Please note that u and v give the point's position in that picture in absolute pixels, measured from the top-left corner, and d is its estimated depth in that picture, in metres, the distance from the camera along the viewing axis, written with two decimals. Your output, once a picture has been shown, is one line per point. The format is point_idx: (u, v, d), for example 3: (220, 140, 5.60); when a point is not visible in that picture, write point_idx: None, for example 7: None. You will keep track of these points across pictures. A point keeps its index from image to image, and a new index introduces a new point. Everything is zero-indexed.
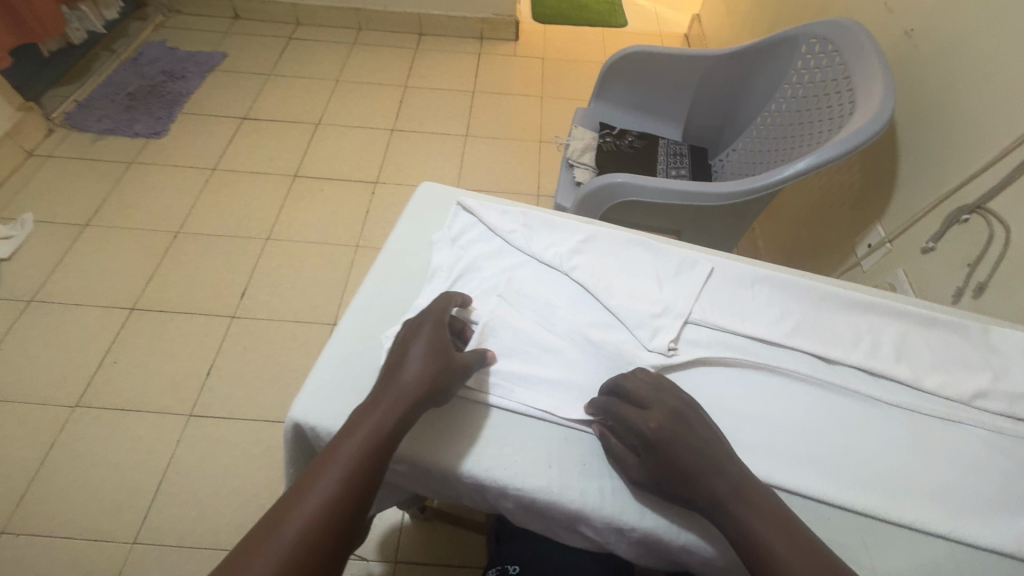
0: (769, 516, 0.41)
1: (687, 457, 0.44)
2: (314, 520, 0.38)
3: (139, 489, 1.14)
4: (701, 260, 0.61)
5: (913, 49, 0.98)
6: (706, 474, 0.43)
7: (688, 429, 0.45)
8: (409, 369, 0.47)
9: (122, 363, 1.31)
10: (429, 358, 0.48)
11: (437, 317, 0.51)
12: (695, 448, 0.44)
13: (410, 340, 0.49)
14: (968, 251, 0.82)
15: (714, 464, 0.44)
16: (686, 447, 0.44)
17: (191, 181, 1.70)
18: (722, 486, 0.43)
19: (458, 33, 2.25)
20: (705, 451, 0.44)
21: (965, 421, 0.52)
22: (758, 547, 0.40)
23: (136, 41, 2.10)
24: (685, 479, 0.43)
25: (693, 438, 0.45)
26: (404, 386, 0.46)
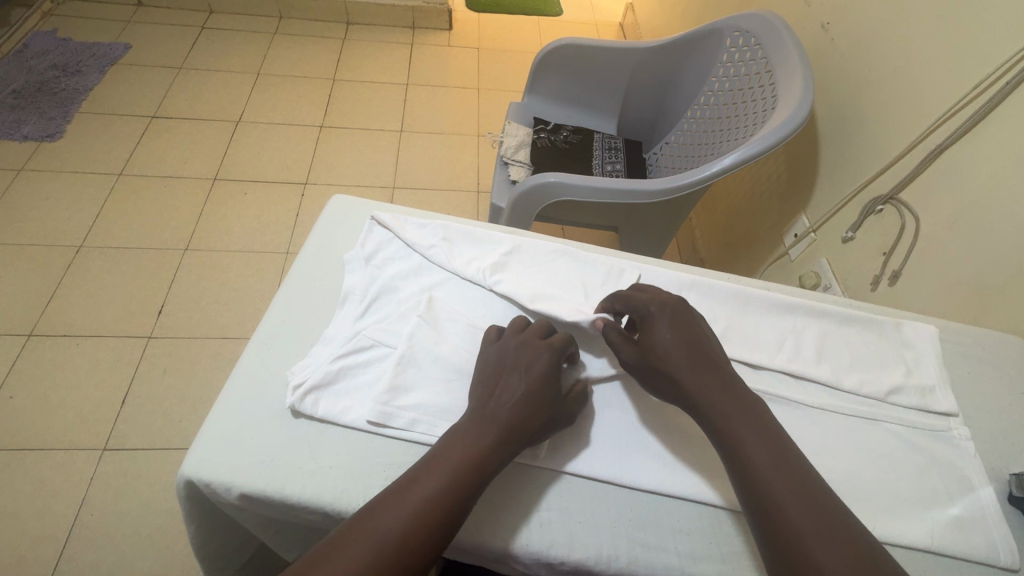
0: (744, 408, 0.44)
1: (677, 351, 0.47)
2: (423, 507, 0.39)
3: (47, 537, 1.03)
4: (628, 268, 0.60)
5: (829, 42, 1.01)
6: (694, 369, 0.46)
7: (687, 326, 0.48)
8: (519, 389, 0.46)
9: (19, 398, 1.17)
10: (542, 371, 0.47)
11: (536, 329, 0.51)
12: (686, 343, 0.47)
13: (516, 351, 0.49)
14: (884, 240, 0.85)
15: (702, 359, 0.47)
16: (681, 339, 0.47)
17: (94, 189, 1.54)
18: (707, 381, 0.45)
19: (388, 22, 2.15)
20: (694, 345, 0.47)
21: (883, 418, 0.53)
22: (733, 437, 0.43)
23: (20, 31, 1.87)
24: (675, 370, 0.46)
25: (686, 329, 0.48)
26: (517, 395, 0.45)
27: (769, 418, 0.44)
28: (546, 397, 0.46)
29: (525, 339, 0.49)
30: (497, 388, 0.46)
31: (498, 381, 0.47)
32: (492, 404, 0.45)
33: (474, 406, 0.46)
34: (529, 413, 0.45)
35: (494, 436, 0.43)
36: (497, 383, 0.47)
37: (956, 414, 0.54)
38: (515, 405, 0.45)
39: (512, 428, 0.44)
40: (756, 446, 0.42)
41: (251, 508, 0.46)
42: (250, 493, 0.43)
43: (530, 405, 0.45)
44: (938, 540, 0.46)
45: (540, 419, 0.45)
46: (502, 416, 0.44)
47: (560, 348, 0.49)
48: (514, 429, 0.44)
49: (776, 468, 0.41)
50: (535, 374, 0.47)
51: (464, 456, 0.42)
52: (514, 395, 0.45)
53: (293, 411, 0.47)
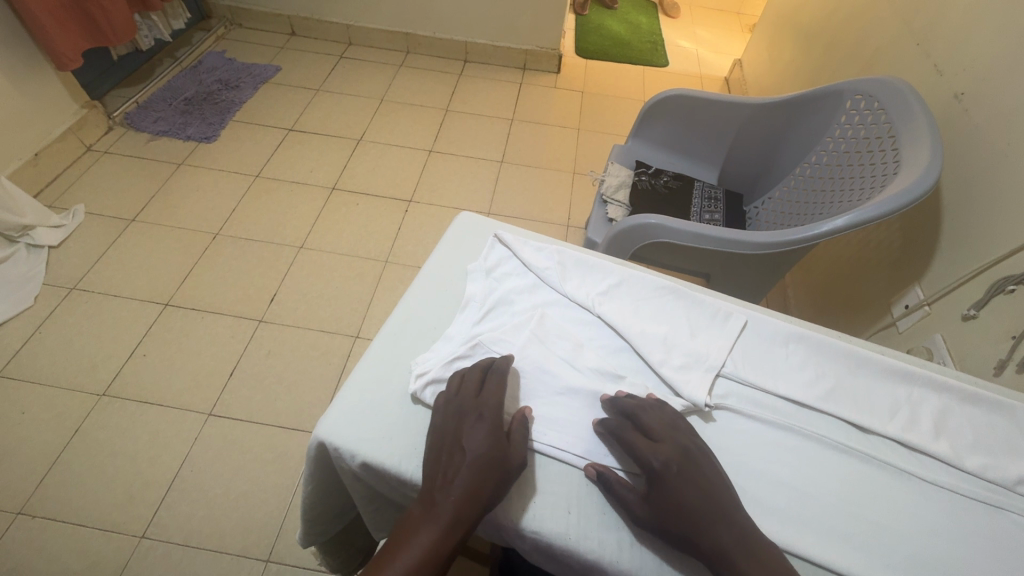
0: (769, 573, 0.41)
1: (688, 499, 0.44)
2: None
3: (152, 484, 1.15)
4: (735, 312, 0.61)
5: (962, 113, 0.97)
6: (712, 518, 0.43)
7: (696, 470, 0.46)
8: (458, 460, 0.45)
9: (151, 357, 1.35)
10: (484, 440, 0.46)
11: (474, 389, 0.50)
12: (702, 489, 0.45)
13: (452, 414, 0.48)
14: (1013, 323, 0.79)
15: (724, 513, 0.44)
16: (693, 486, 0.45)
17: (234, 186, 1.77)
18: (729, 541, 0.42)
19: (502, 63, 2.31)
20: (709, 494, 0.45)
21: (1007, 507, 0.50)
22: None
23: (198, 51, 2.22)
24: (692, 519, 0.43)
25: (698, 475, 0.46)
26: (459, 472, 0.44)
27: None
28: (491, 459, 0.45)
29: (461, 402, 0.49)
30: (442, 460, 0.46)
31: (443, 455, 0.46)
32: (442, 472, 0.45)
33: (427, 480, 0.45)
34: (479, 480, 0.44)
35: (450, 516, 0.42)
36: (442, 456, 0.46)
37: None
38: (462, 479, 0.44)
39: (470, 503, 0.43)
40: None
41: (366, 478, 0.51)
42: (370, 461, 0.49)
43: (479, 473, 0.44)
44: None
45: (492, 480, 0.45)
46: (450, 492, 0.43)
47: (496, 405, 0.49)
48: (471, 500, 0.43)
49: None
50: (476, 443, 0.46)
51: (428, 543, 0.42)
52: (461, 465, 0.45)
53: (413, 398, 0.53)
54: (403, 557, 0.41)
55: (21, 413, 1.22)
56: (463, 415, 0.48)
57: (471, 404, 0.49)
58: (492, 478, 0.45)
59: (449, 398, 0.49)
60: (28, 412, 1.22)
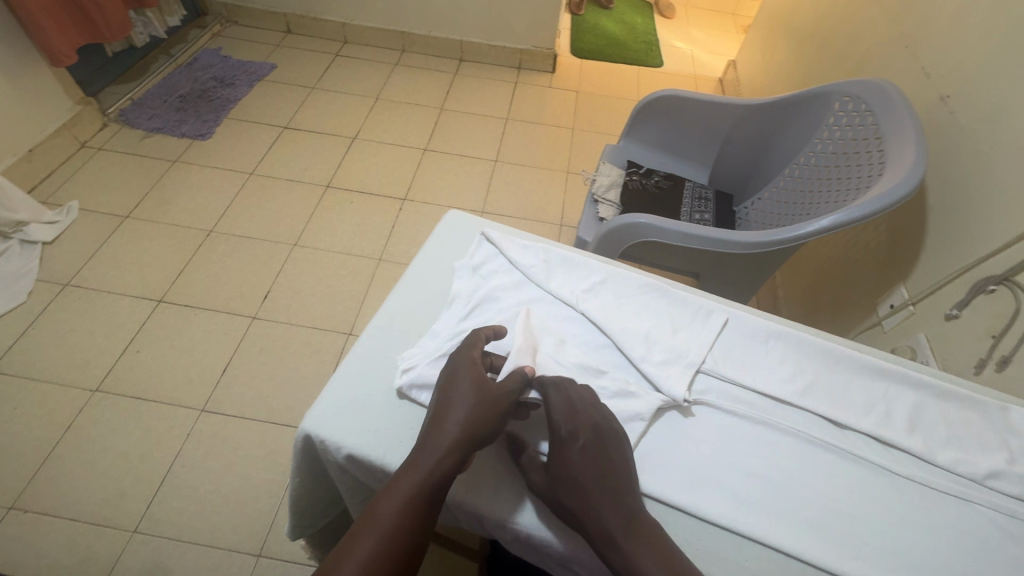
0: (653, 548, 0.43)
1: (586, 474, 0.46)
2: (396, 526, 0.41)
3: (144, 480, 1.16)
4: (717, 310, 0.62)
5: (948, 115, 0.99)
6: (603, 495, 0.45)
7: (602, 448, 0.48)
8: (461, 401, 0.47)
9: (144, 353, 1.35)
10: (480, 379, 0.49)
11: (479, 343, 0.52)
12: (596, 463, 0.47)
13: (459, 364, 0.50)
14: (992, 322, 0.81)
15: (610, 489, 0.46)
16: (593, 464, 0.47)
17: (229, 183, 1.77)
18: (615, 520, 0.44)
19: (497, 62, 2.32)
20: (602, 466, 0.47)
21: (977, 500, 0.51)
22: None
23: (193, 48, 2.22)
24: (584, 493, 0.45)
25: (597, 449, 0.48)
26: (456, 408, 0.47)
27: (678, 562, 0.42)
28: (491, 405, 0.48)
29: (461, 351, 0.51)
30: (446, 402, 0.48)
31: (443, 395, 0.48)
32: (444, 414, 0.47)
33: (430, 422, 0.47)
34: (476, 414, 0.47)
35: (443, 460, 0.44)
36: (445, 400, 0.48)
37: None
38: (463, 421, 0.46)
39: (461, 441, 0.45)
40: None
41: (351, 470, 0.52)
42: (355, 454, 0.50)
43: (475, 421, 0.46)
44: None
45: (488, 415, 0.47)
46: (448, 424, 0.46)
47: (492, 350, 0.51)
48: (468, 431, 0.46)
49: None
50: (473, 383, 0.48)
51: (421, 482, 0.43)
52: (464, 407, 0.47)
53: (399, 393, 0.54)
54: (403, 483, 0.43)
55: (13, 408, 1.22)
56: (467, 365, 0.50)
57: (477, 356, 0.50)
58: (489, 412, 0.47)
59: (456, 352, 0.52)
60: (20, 407, 1.23)
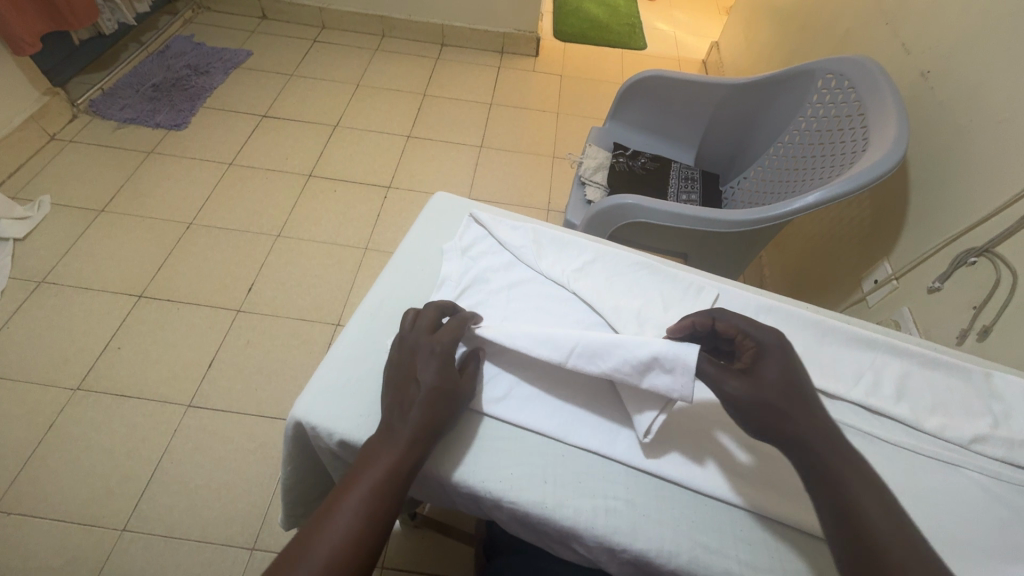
0: (858, 476, 0.42)
1: (784, 385, 0.46)
2: (355, 526, 0.40)
3: (131, 477, 1.14)
4: (707, 286, 0.63)
5: (929, 90, 1.00)
6: (797, 408, 0.45)
7: (794, 362, 0.47)
8: (421, 382, 0.47)
9: (126, 349, 1.32)
10: (437, 372, 0.48)
11: (431, 323, 0.51)
12: (790, 391, 0.45)
13: (411, 346, 0.49)
14: (974, 294, 0.82)
15: (810, 413, 0.45)
16: (786, 377, 0.46)
17: (207, 174, 1.73)
18: (811, 433, 0.44)
19: (480, 47, 2.29)
20: (795, 393, 0.45)
21: (965, 465, 0.52)
22: (856, 515, 0.40)
23: (165, 35, 2.14)
24: (782, 402, 0.45)
25: (788, 376, 0.46)
26: (414, 403, 0.46)
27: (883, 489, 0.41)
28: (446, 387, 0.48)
29: (415, 338, 0.50)
30: (404, 384, 0.47)
31: (399, 388, 0.47)
32: (405, 395, 0.47)
33: (390, 406, 0.47)
34: (432, 408, 0.46)
35: (408, 442, 0.44)
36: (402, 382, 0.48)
37: None
38: (424, 403, 0.46)
39: (423, 422, 0.45)
40: (878, 516, 0.40)
41: (343, 456, 0.51)
42: (347, 439, 0.49)
43: (435, 403, 0.46)
44: None
45: (444, 411, 0.47)
46: (406, 420, 0.45)
47: (451, 341, 0.50)
48: (427, 415, 0.46)
49: (896, 539, 0.39)
50: (429, 376, 0.47)
51: (388, 464, 0.43)
52: (423, 389, 0.47)
53: None
54: (363, 479, 0.42)
55: None
56: (421, 346, 0.49)
57: (428, 337, 0.50)
58: (445, 406, 0.47)
59: (406, 332, 0.51)
60: None
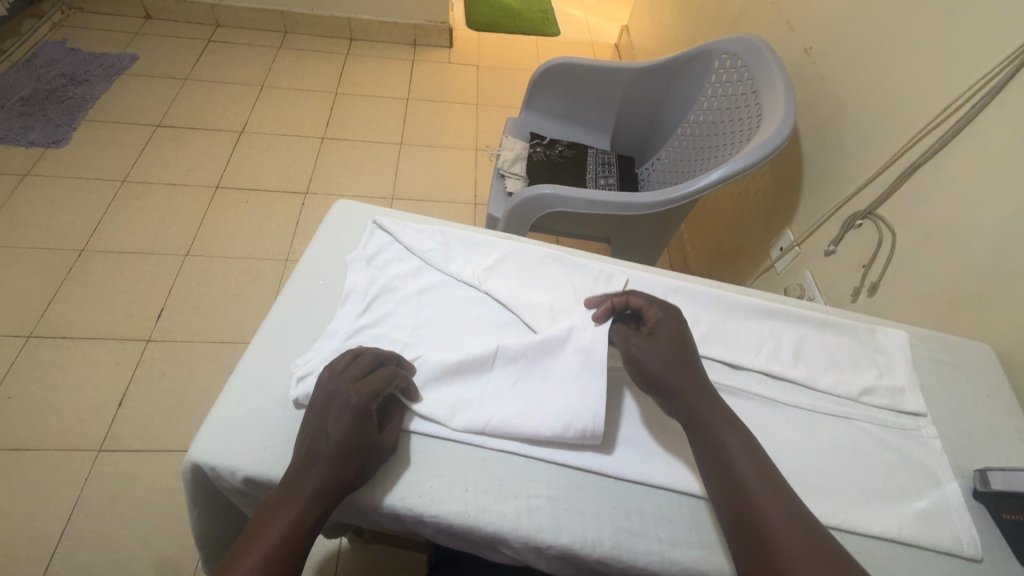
0: (727, 422, 0.48)
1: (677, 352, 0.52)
2: None
3: (39, 538, 1.03)
4: (616, 272, 0.64)
5: (812, 65, 1.06)
6: (689, 370, 0.51)
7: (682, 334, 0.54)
8: (331, 435, 0.44)
9: (17, 398, 1.18)
10: (349, 427, 0.45)
11: (358, 368, 0.48)
12: (682, 356, 0.52)
13: (332, 393, 0.46)
14: (862, 254, 0.89)
15: (695, 375, 0.51)
16: (679, 343, 0.52)
17: (97, 194, 1.57)
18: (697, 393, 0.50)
19: (391, 39, 2.21)
20: (679, 355, 0.52)
21: (855, 417, 0.57)
22: (727, 459, 0.46)
23: (30, 41, 1.91)
24: (673, 366, 0.51)
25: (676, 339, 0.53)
26: (320, 458, 0.43)
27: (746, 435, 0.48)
28: (358, 442, 0.44)
29: (336, 386, 0.47)
30: (315, 435, 0.44)
31: (309, 441, 0.44)
32: (313, 448, 0.44)
33: (298, 460, 0.44)
34: (338, 466, 0.43)
35: (309, 501, 0.42)
36: (311, 435, 0.45)
37: (924, 415, 0.57)
38: (328, 460, 0.43)
39: (327, 480, 0.43)
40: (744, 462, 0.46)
41: (252, 493, 0.48)
42: (252, 476, 0.46)
43: (343, 459, 0.44)
44: (905, 530, 0.49)
45: (352, 468, 0.44)
46: (309, 475, 0.43)
47: (370, 395, 0.46)
48: (330, 474, 0.43)
49: (764, 486, 0.44)
50: (340, 430, 0.44)
51: (285, 525, 0.41)
52: (331, 444, 0.44)
53: (295, 403, 0.50)
54: (258, 543, 0.40)
55: None
56: (339, 395, 0.46)
57: (347, 385, 0.46)
58: (353, 464, 0.44)
59: (333, 374, 0.48)
60: None
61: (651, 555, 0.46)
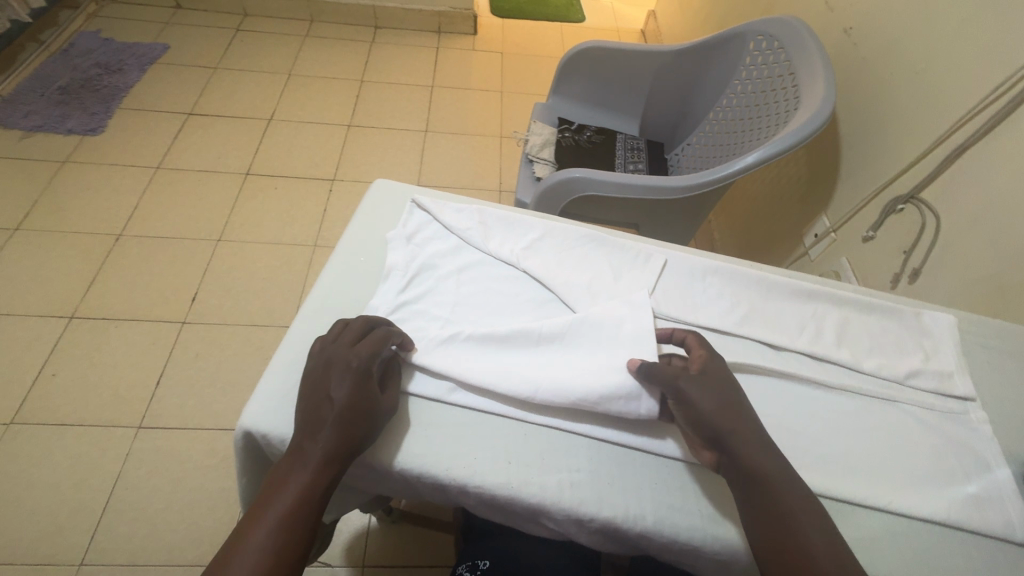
0: (792, 487, 0.43)
1: (723, 406, 0.46)
2: (271, 554, 0.39)
3: (82, 509, 1.07)
4: (656, 253, 0.63)
5: (852, 46, 1.03)
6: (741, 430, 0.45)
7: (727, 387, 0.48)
8: (335, 398, 0.45)
9: (61, 376, 1.23)
10: (351, 388, 0.45)
11: (353, 333, 0.49)
12: (730, 408, 0.46)
13: (327, 359, 0.47)
14: (903, 239, 0.87)
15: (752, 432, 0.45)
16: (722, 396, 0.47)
17: (133, 180, 1.61)
18: (757, 455, 0.44)
19: (415, 27, 2.21)
20: (731, 406, 0.46)
21: (902, 399, 0.55)
22: (793, 529, 0.41)
23: (67, 32, 1.96)
24: (724, 431, 0.45)
25: (725, 397, 0.47)
26: (326, 422, 0.44)
27: (816, 503, 0.42)
28: (361, 400, 0.45)
29: (332, 353, 0.47)
30: (316, 402, 0.45)
31: (313, 407, 0.45)
32: (319, 411, 0.44)
33: (300, 428, 0.44)
34: (347, 424, 0.44)
35: (320, 460, 0.42)
36: (311, 403, 0.45)
37: (973, 399, 0.56)
38: (333, 422, 0.44)
39: (336, 438, 0.43)
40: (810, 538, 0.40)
41: None
42: None
43: (350, 418, 0.44)
44: (954, 513, 0.48)
45: (362, 426, 0.45)
46: (318, 440, 0.43)
47: (370, 355, 0.47)
48: (336, 433, 0.43)
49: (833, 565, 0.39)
50: (344, 393, 0.45)
51: (299, 487, 0.41)
52: (335, 407, 0.44)
53: None
54: (273, 508, 0.40)
55: None
56: (336, 360, 0.47)
57: (341, 351, 0.47)
58: (361, 422, 0.45)
59: (326, 343, 0.49)
60: None
61: (694, 531, 0.46)
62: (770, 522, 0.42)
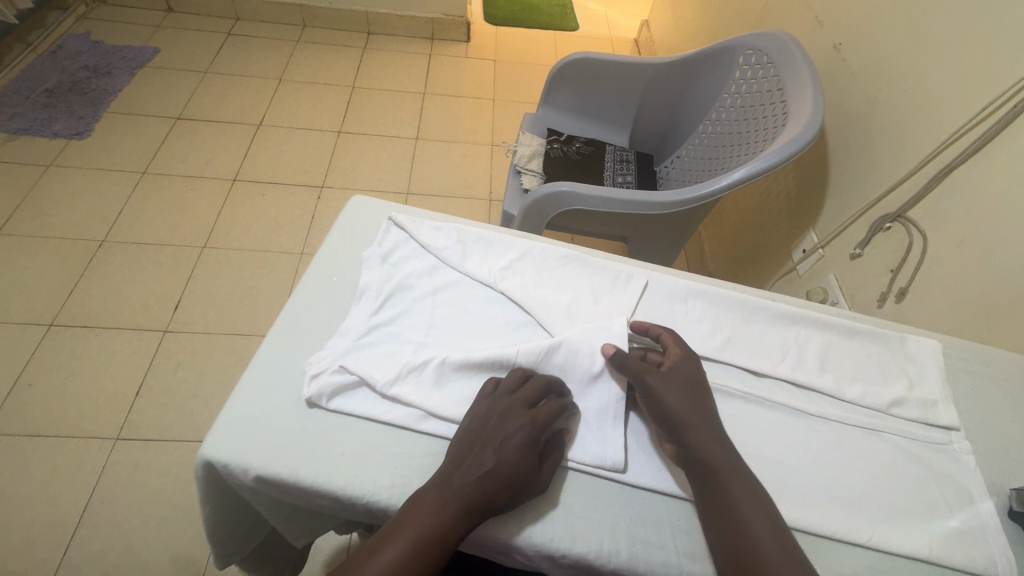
0: (745, 484, 0.45)
1: (687, 406, 0.49)
2: None
3: (56, 524, 1.05)
4: (637, 274, 0.62)
5: (842, 63, 1.02)
6: (702, 426, 0.48)
7: (695, 390, 0.50)
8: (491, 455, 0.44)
9: (38, 387, 1.20)
10: (516, 451, 0.44)
11: (530, 391, 0.48)
12: (693, 404, 0.49)
13: (501, 408, 0.47)
14: (891, 257, 0.86)
15: (711, 429, 0.48)
16: (684, 397, 0.49)
17: (118, 185, 1.59)
18: (716, 452, 0.46)
19: (408, 33, 2.20)
20: (695, 404, 0.49)
21: (884, 429, 0.54)
22: (743, 524, 0.43)
23: (55, 34, 1.94)
24: (680, 424, 0.48)
25: (687, 395, 0.49)
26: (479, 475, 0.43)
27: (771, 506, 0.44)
28: (514, 469, 0.44)
29: (508, 405, 0.47)
30: (472, 453, 0.45)
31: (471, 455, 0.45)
32: (471, 462, 0.44)
33: (445, 470, 0.45)
34: (492, 487, 0.43)
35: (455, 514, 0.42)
36: (472, 451, 0.45)
37: (957, 428, 0.55)
38: (480, 481, 0.43)
39: (476, 498, 0.43)
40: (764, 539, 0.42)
41: (263, 491, 0.48)
42: (264, 475, 0.45)
43: (497, 482, 0.43)
44: (935, 549, 0.47)
45: (506, 494, 0.43)
46: (459, 491, 0.43)
47: (545, 422, 0.46)
48: (479, 492, 0.43)
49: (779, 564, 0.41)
50: (509, 454, 0.44)
51: (426, 530, 0.41)
52: (485, 466, 0.44)
53: (308, 402, 0.50)
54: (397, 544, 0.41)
55: None
56: (506, 414, 0.46)
57: (514, 406, 0.47)
58: (508, 489, 0.44)
59: (501, 392, 0.49)
60: None
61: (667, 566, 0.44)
62: (724, 520, 0.44)
